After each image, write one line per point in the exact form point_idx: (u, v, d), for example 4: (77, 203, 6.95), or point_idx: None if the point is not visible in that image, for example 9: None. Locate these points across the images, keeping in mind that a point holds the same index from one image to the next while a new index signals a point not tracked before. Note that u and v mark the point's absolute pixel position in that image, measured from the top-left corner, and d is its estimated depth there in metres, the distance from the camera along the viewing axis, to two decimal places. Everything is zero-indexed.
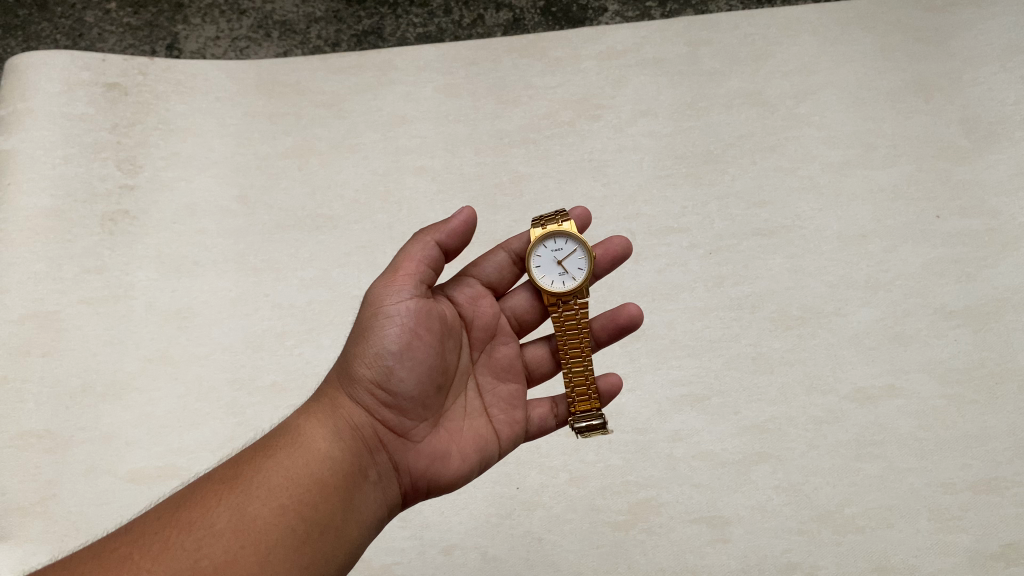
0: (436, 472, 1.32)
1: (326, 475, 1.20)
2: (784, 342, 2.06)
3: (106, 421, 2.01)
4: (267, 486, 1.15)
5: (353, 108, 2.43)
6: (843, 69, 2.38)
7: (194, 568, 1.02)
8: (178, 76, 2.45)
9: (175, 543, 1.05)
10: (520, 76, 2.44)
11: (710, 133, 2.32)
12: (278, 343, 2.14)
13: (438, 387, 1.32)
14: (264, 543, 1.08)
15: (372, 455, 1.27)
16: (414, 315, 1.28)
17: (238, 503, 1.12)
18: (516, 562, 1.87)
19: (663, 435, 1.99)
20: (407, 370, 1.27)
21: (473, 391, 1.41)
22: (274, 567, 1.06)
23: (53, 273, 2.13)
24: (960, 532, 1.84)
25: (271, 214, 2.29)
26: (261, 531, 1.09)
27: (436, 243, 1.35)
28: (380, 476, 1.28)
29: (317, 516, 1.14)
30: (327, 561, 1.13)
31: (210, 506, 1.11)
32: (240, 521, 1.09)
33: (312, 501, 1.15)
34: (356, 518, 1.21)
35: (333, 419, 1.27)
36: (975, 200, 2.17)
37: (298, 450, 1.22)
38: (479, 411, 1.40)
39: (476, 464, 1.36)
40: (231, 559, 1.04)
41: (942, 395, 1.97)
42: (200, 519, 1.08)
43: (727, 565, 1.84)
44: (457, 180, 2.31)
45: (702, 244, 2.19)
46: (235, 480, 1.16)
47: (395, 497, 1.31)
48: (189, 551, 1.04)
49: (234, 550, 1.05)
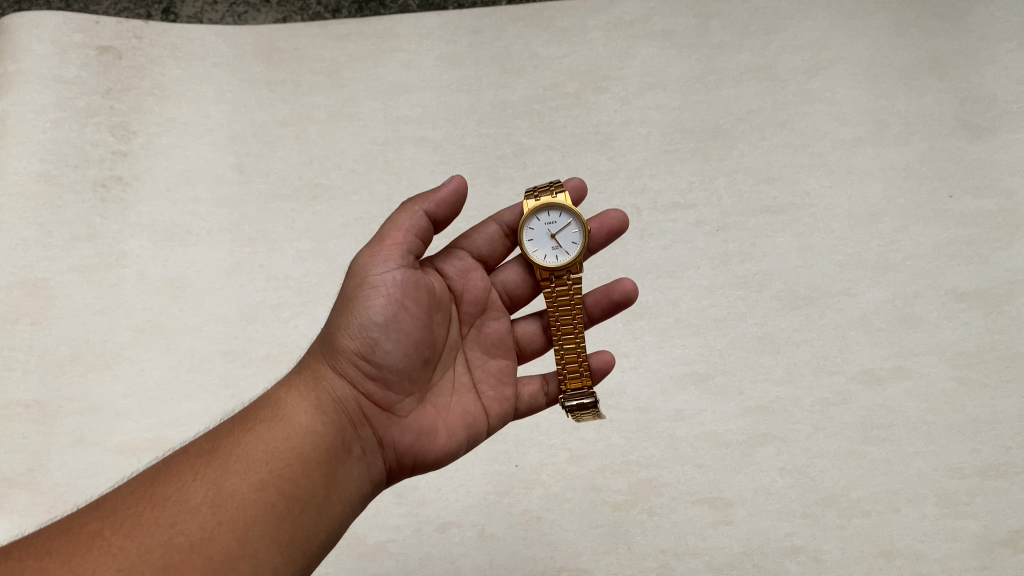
0: (424, 449, 1.24)
1: (307, 450, 1.12)
2: (791, 322, 2.01)
3: (96, 391, 1.96)
4: (245, 461, 1.07)
5: (353, 77, 2.37)
6: (856, 44, 2.31)
7: (167, 546, 0.95)
8: (174, 41, 2.39)
9: (149, 518, 0.98)
10: (525, 46, 2.38)
11: (719, 107, 2.26)
12: (273, 315, 2.09)
13: (425, 360, 1.24)
14: (242, 521, 1.01)
15: (356, 428, 1.20)
16: (401, 286, 1.19)
17: (215, 478, 1.04)
18: (513, 540, 1.82)
19: (666, 414, 1.94)
20: (393, 343, 1.19)
21: (462, 366, 1.33)
22: (253, 546, 1.00)
23: (43, 239, 2.08)
24: (968, 517, 1.79)
25: (268, 182, 2.24)
26: (238, 508, 1.02)
27: (424, 213, 1.26)
28: (365, 451, 1.20)
29: (298, 492, 1.07)
30: (308, 539, 1.06)
31: (185, 481, 1.04)
32: (216, 498, 1.02)
33: (293, 477, 1.08)
34: (338, 494, 1.13)
35: (316, 392, 1.19)
36: (990, 179, 2.11)
37: (278, 424, 1.14)
38: (468, 386, 1.33)
39: (466, 441, 1.29)
40: (207, 536, 0.98)
41: (953, 378, 1.92)
42: (175, 494, 1.01)
43: (729, 548, 1.80)
44: (458, 152, 2.26)
45: (708, 221, 2.14)
46: (211, 454, 1.08)
47: (380, 474, 1.23)
48: (164, 528, 0.97)
49: (210, 528, 0.99)
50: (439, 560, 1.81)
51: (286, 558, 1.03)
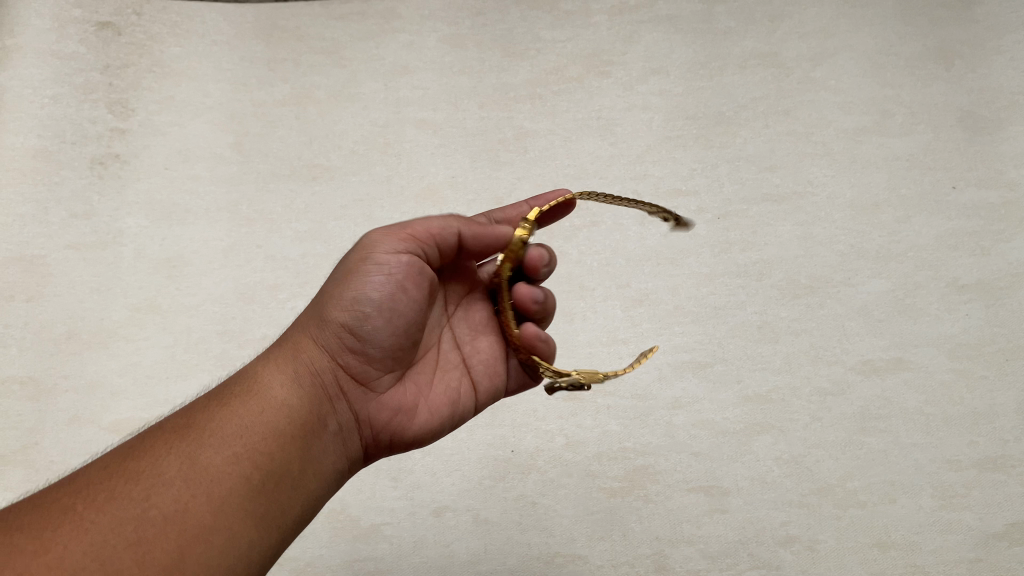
0: (402, 427, 1.10)
1: (281, 424, 0.96)
2: (791, 311, 2.00)
3: (91, 369, 1.95)
4: (221, 434, 0.92)
5: (354, 57, 2.35)
6: (862, 33, 2.29)
7: (139, 522, 0.81)
8: (174, 17, 2.35)
9: (120, 493, 0.83)
10: (528, 28, 2.36)
11: (723, 94, 2.24)
12: (270, 297, 2.06)
13: (412, 340, 1.10)
14: (218, 496, 0.87)
15: (332, 403, 1.03)
16: (399, 271, 1.06)
17: (190, 451, 0.89)
18: (507, 525, 1.82)
19: (664, 402, 1.94)
20: (384, 319, 1.05)
21: (448, 342, 1.20)
22: (226, 519, 0.86)
23: (39, 216, 2.09)
24: (964, 510, 1.78)
25: (267, 162, 2.22)
26: (213, 482, 0.88)
27: (458, 230, 1.14)
28: (342, 429, 1.04)
29: (274, 466, 0.92)
30: (283, 515, 0.92)
31: (157, 453, 0.89)
32: (186, 471, 0.87)
33: (267, 451, 0.92)
34: (316, 470, 0.98)
35: (294, 364, 1.03)
36: (994, 170, 2.09)
37: (246, 399, 0.97)
38: (455, 362, 1.19)
39: (448, 418, 1.15)
40: (181, 509, 0.84)
41: (951, 370, 1.91)
42: (150, 467, 0.87)
43: (724, 536, 1.79)
44: (459, 134, 2.24)
45: (710, 208, 2.12)
46: (188, 426, 0.93)
47: (357, 453, 1.07)
48: (134, 501, 0.83)
49: (186, 504, 0.84)
50: (433, 544, 1.80)
51: (264, 535, 0.89)
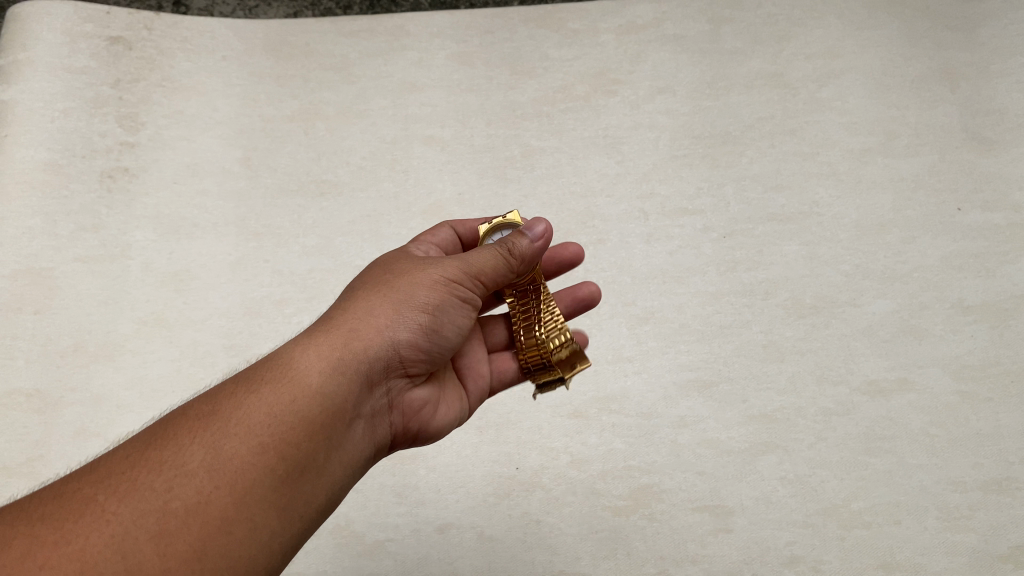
0: (426, 419, 1.31)
1: (312, 413, 1.08)
2: (796, 331, 2.00)
3: (98, 382, 1.95)
4: (244, 425, 1.03)
5: (363, 73, 2.36)
6: (868, 54, 2.31)
7: (163, 512, 0.92)
8: (185, 33, 2.40)
9: (144, 484, 0.94)
10: (535, 47, 2.38)
11: (729, 114, 2.25)
12: (276, 311, 2.09)
13: (453, 342, 1.31)
14: (240, 486, 0.98)
15: (370, 394, 1.19)
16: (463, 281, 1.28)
17: (212, 441, 1.00)
18: (512, 543, 1.82)
19: (669, 420, 1.93)
20: (450, 326, 1.26)
21: (452, 346, 1.42)
22: (249, 509, 0.98)
23: (48, 229, 2.08)
24: (969, 531, 1.78)
25: (275, 176, 2.23)
26: (236, 471, 0.99)
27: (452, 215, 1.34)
28: (373, 413, 1.21)
29: (299, 458, 1.05)
30: (306, 502, 1.06)
31: (180, 442, 1.00)
32: (210, 464, 0.98)
33: (295, 442, 1.05)
34: (343, 459, 1.14)
35: (340, 352, 1.15)
36: (999, 193, 2.10)
37: (280, 386, 1.08)
38: (453, 366, 1.41)
39: (456, 416, 1.39)
40: (203, 501, 0.95)
41: (956, 391, 1.91)
42: (172, 457, 0.98)
43: (728, 556, 1.79)
44: (466, 151, 2.25)
45: (716, 227, 2.13)
46: (214, 419, 1.03)
47: (381, 437, 1.24)
48: (158, 492, 0.93)
49: (208, 496, 0.96)
50: (437, 561, 1.81)
51: (280, 523, 1.02)
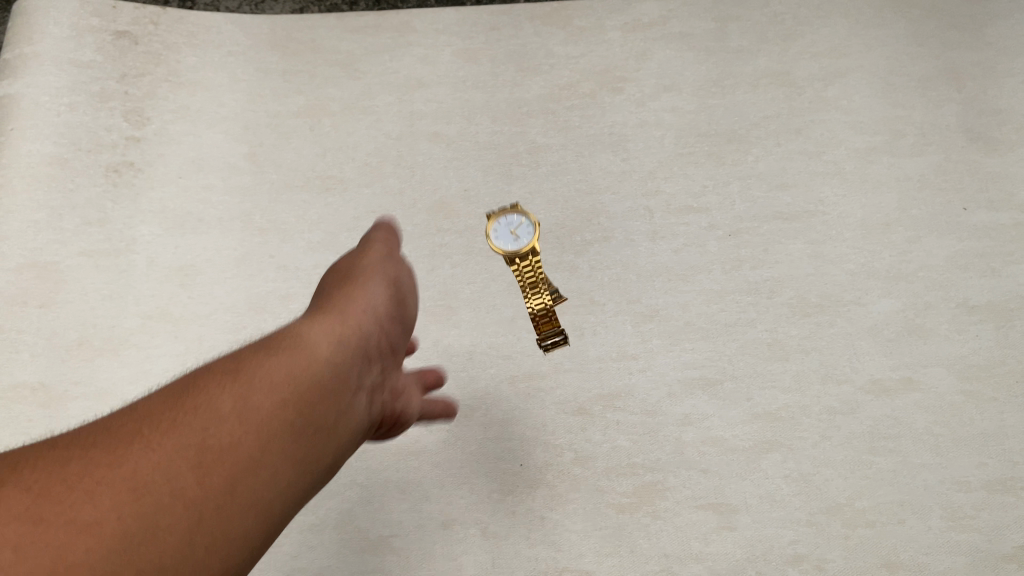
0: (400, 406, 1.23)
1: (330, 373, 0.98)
2: (801, 329, 2.00)
3: (103, 376, 1.97)
4: (268, 378, 0.92)
5: (368, 70, 2.36)
6: (874, 53, 2.30)
7: (189, 453, 0.80)
8: (190, 28, 2.40)
9: (161, 431, 0.81)
10: (541, 44, 2.38)
11: (735, 112, 2.25)
12: (282, 306, 2.08)
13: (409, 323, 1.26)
14: (266, 436, 0.87)
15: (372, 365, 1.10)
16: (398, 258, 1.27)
17: (241, 393, 0.89)
18: (516, 539, 1.82)
19: (674, 418, 1.93)
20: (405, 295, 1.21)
21: None
22: (275, 461, 0.87)
23: (54, 223, 2.09)
24: (973, 531, 1.78)
25: (280, 172, 2.23)
26: (263, 422, 0.88)
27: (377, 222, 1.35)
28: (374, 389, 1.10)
29: (320, 417, 0.95)
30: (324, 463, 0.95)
31: (203, 393, 0.88)
32: (240, 409, 0.87)
33: (316, 401, 0.95)
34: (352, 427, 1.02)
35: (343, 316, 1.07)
36: (1005, 193, 2.10)
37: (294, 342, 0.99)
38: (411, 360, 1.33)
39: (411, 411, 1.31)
40: (230, 443, 0.84)
41: (961, 391, 1.91)
42: (191, 406, 0.86)
43: (731, 553, 1.79)
44: (471, 148, 2.25)
45: (721, 225, 2.13)
46: (232, 371, 0.92)
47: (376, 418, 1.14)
48: (184, 436, 0.82)
49: (234, 442, 0.84)
50: (441, 557, 1.81)
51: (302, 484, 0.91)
